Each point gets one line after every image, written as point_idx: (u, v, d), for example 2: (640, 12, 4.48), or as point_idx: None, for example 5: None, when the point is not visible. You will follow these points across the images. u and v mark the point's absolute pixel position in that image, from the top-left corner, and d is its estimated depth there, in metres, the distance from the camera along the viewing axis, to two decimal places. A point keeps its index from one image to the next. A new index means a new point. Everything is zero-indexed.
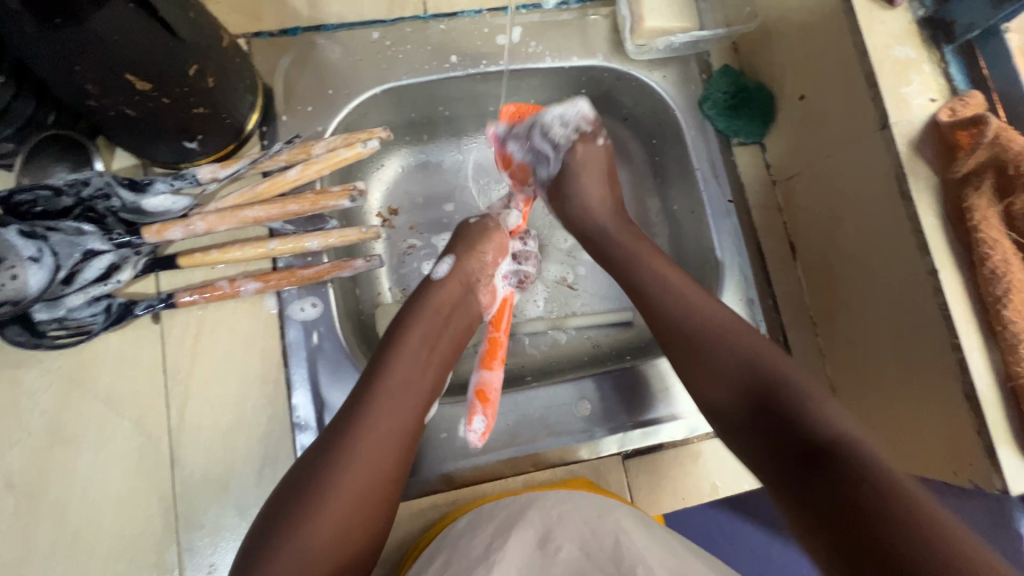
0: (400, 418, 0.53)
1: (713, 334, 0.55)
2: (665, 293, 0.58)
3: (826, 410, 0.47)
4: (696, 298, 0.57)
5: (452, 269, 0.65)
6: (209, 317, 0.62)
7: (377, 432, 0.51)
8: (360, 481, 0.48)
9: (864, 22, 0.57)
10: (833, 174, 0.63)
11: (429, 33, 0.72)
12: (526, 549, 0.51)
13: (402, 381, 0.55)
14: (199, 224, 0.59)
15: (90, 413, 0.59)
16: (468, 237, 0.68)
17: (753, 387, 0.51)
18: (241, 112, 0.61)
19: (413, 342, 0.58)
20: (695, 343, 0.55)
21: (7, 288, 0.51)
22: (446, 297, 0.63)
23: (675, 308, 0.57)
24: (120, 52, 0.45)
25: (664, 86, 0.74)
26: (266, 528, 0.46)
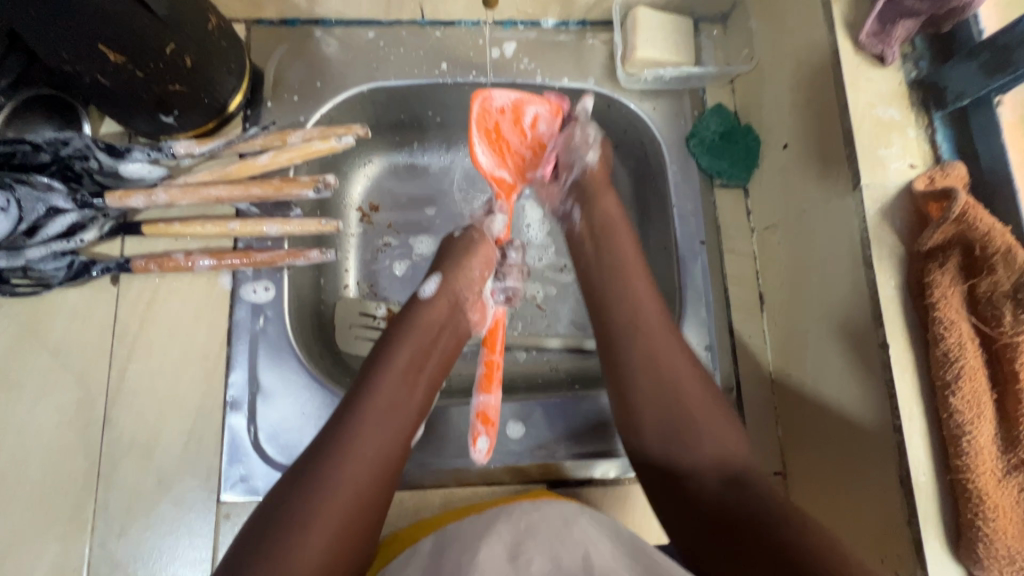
0: (382, 443, 0.51)
1: (663, 346, 0.59)
2: (632, 326, 0.60)
3: (699, 402, 0.56)
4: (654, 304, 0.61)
5: (440, 288, 0.62)
6: (165, 286, 0.64)
7: (357, 455, 0.49)
8: (343, 505, 0.47)
9: (850, 76, 0.55)
10: (805, 228, 0.61)
11: (424, 39, 0.73)
12: (497, 560, 0.48)
13: (385, 398, 0.53)
14: (162, 196, 0.61)
15: (38, 361, 0.61)
16: (453, 251, 0.64)
17: (677, 428, 0.55)
18: (223, 94, 0.63)
19: (398, 360, 0.56)
20: (644, 359, 0.58)
21: None
22: (433, 317, 0.60)
23: (637, 333, 0.59)
24: (92, 24, 0.47)
25: (653, 117, 0.73)
26: (246, 554, 0.44)
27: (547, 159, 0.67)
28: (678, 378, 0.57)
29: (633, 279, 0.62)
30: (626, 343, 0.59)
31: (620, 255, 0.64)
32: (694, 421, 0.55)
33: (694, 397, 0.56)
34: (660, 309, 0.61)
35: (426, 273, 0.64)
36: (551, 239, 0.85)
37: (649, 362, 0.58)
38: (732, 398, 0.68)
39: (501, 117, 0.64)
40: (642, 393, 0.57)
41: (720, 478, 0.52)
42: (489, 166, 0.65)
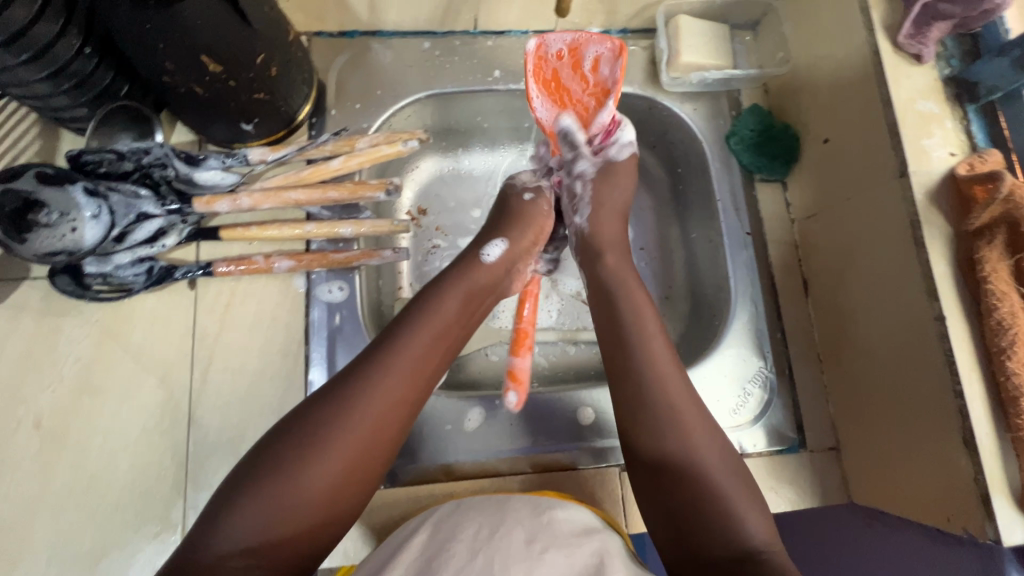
0: (411, 384, 0.51)
1: (682, 411, 0.53)
2: (642, 339, 0.56)
3: (725, 472, 0.51)
4: (678, 377, 0.54)
5: (502, 255, 0.63)
6: (241, 288, 0.66)
7: (378, 400, 0.49)
8: (354, 441, 0.47)
9: (891, 74, 0.60)
10: (849, 216, 0.66)
11: (477, 48, 0.76)
12: (513, 546, 0.48)
13: (416, 353, 0.52)
14: (246, 200, 0.63)
15: (120, 365, 0.62)
16: (519, 222, 0.65)
17: (667, 464, 0.51)
18: (296, 102, 0.65)
19: (438, 314, 0.55)
20: (653, 404, 0.53)
21: (65, 240, 0.55)
22: (485, 275, 0.61)
23: (658, 405, 0.53)
24: (199, 37, 0.50)
25: (694, 118, 0.78)
26: (250, 471, 0.45)
27: (608, 102, 0.68)
28: (700, 459, 0.51)
29: (651, 336, 0.56)
30: (649, 416, 0.52)
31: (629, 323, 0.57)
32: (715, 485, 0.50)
33: (719, 469, 0.51)
34: (681, 376, 0.55)
35: (488, 235, 0.64)
36: None
37: (668, 434, 0.52)
38: (783, 379, 0.71)
39: (563, 65, 0.69)
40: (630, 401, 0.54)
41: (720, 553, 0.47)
42: (548, 119, 0.69)
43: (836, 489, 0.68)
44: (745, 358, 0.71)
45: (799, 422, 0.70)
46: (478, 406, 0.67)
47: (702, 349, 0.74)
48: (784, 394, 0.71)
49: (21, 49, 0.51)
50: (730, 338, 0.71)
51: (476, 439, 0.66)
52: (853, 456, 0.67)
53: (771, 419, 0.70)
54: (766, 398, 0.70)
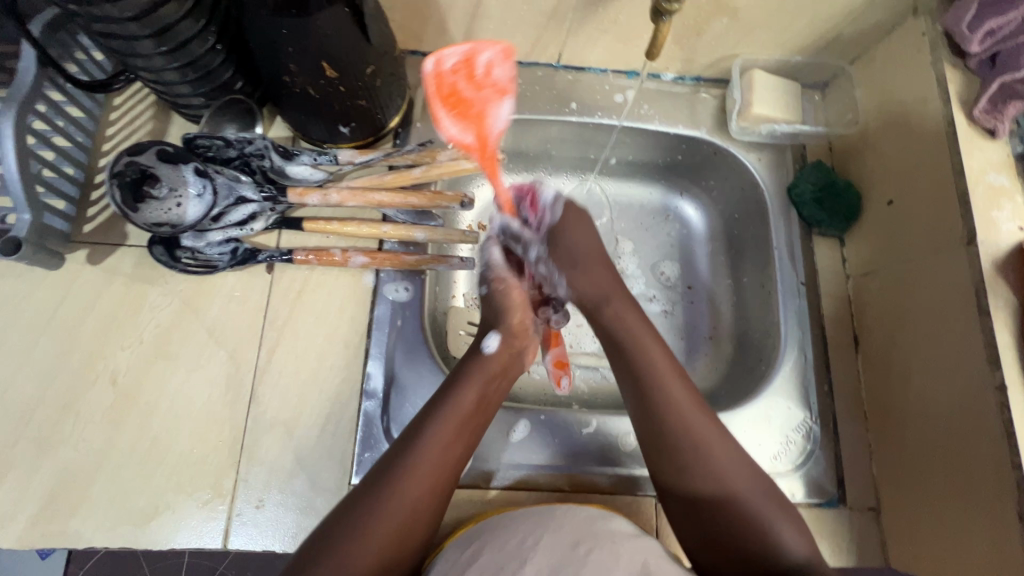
0: (440, 477, 0.53)
1: (693, 422, 0.56)
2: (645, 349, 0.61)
3: (742, 478, 0.55)
4: (683, 391, 0.59)
5: (501, 345, 0.62)
6: (314, 277, 0.69)
7: (400, 503, 0.50)
8: (394, 531, 0.49)
9: (964, 146, 0.62)
10: (908, 277, 0.67)
11: (557, 81, 0.81)
12: (561, 547, 0.50)
13: (438, 450, 0.53)
14: (334, 196, 0.68)
15: (195, 335, 0.66)
16: (504, 304, 0.65)
17: (702, 477, 0.55)
18: (389, 112, 0.70)
19: (453, 413, 0.56)
20: (672, 413, 0.57)
21: (171, 213, 0.62)
22: (498, 360, 0.62)
23: (669, 415, 0.57)
24: (325, 44, 0.55)
25: (758, 167, 0.80)
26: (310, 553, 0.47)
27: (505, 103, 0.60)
28: (717, 466, 0.55)
29: (655, 353, 0.60)
30: (664, 426, 0.57)
31: (639, 341, 0.61)
32: (734, 492, 0.54)
33: (737, 477, 0.54)
34: (682, 379, 0.59)
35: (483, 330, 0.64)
36: (642, 270, 0.89)
37: (683, 443, 0.56)
38: (828, 431, 0.71)
39: (460, 81, 0.58)
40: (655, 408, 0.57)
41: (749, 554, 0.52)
42: (461, 135, 0.60)
43: (874, 552, 0.67)
44: (790, 406, 0.71)
45: (841, 478, 0.69)
46: (524, 419, 0.68)
47: (746, 392, 0.74)
48: (827, 447, 0.70)
49: (166, 41, 0.56)
50: (776, 384, 0.72)
51: (520, 452, 0.67)
52: (896, 520, 0.66)
53: (812, 471, 0.69)
54: (809, 449, 0.70)
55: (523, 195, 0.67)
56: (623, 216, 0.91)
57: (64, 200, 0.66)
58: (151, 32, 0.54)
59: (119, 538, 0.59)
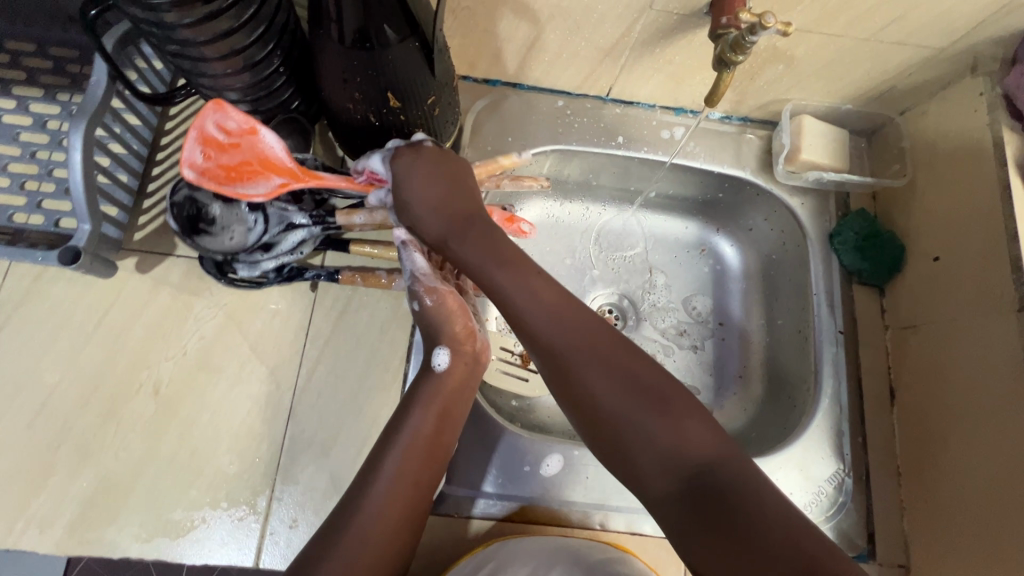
0: (407, 495, 0.51)
1: (635, 377, 0.49)
2: (532, 298, 0.52)
3: (699, 438, 0.47)
4: (604, 351, 0.50)
5: (450, 360, 0.58)
6: (358, 298, 0.70)
7: (373, 527, 0.49)
8: (368, 553, 0.48)
9: (1020, 211, 0.62)
10: (954, 337, 0.66)
11: (605, 114, 0.81)
12: None
13: (407, 466, 0.52)
14: (381, 216, 0.66)
15: (238, 350, 0.67)
16: (438, 319, 0.59)
17: (608, 410, 0.49)
18: (442, 139, 0.71)
19: (414, 429, 0.54)
20: (576, 356, 0.50)
21: (227, 247, 0.62)
22: (456, 371, 0.58)
23: (603, 382, 0.49)
24: (393, 76, 0.56)
25: (800, 211, 0.80)
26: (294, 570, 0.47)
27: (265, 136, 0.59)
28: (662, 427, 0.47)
29: (545, 295, 0.52)
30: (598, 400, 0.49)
31: (546, 310, 0.52)
32: (686, 454, 0.46)
33: (608, 411, 0.49)
34: (561, 304, 0.52)
35: (429, 344, 0.59)
36: (673, 303, 0.89)
37: (604, 405, 0.49)
38: (860, 484, 0.71)
39: (214, 159, 0.58)
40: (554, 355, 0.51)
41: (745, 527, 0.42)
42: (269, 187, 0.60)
43: None
44: (823, 455, 0.71)
45: (873, 532, 0.69)
46: (558, 452, 0.68)
47: (779, 438, 0.74)
48: (860, 500, 0.70)
49: (236, 63, 0.57)
50: (810, 433, 0.72)
51: (551, 485, 0.67)
52: None
53: (843, 523, 0.69)
54: (840, 501, 0.69)
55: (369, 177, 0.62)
56: (658, 248, 0.91)
57: (117, 207, 0.67)
58: (221, 55, 0.55)
59: (153, 549, 0.60)
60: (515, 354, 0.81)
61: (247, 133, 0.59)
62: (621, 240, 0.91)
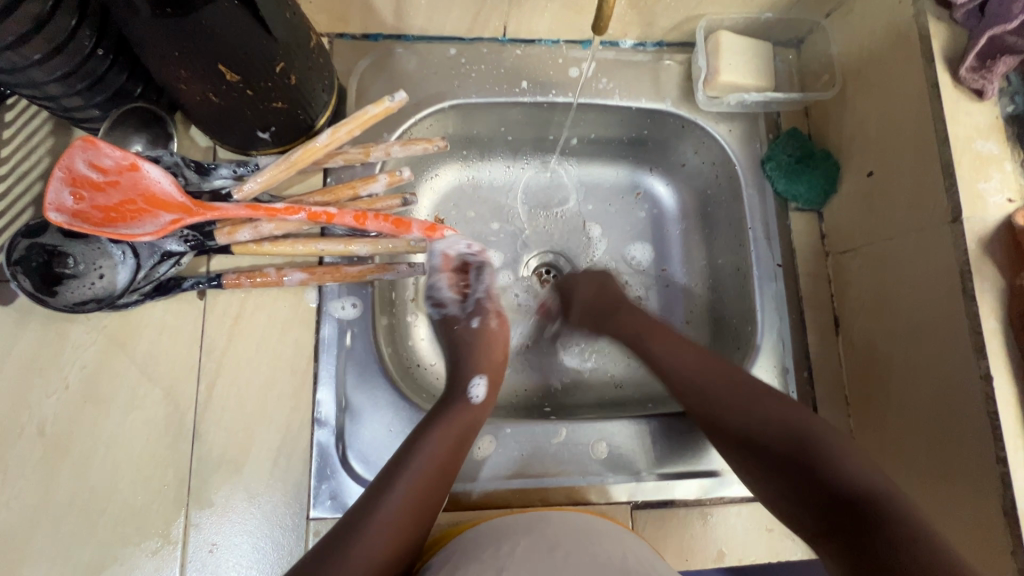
0: (419, 499, 0.54)
1: (739, 383, 0.61)
2: (695, 355, 0.65)
3: (856, 468, 0.52)
4: (766, 404, 0.59)
5: (487, 390, 0.64)
6: (252, 300, 0.63)
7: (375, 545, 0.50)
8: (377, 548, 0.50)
9: (950, 110, 0.56)
10: (893, 256, 0.62)
11: (505, 57, 0.73)
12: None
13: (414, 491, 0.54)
14: (267, 227, 0.60)
15: (127, 375, 0.61)
16: (481, 344, 0.67)
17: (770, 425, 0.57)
18: (316, 109, 0.62)
19: (428, 455, 0.56)
20: (745, 394, 0.60)
21: (96, 287, 0.57)
22: (477, 411, 0.62)
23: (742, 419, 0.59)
24: (216, 44, 0.47)
25: (728, 139, 0.74)
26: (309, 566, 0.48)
27: (152, 169, 0.57)
28: (822, 453, 0.54)
29: (691, 356, 0.65)
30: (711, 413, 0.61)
31: (716, 379, 0.62)
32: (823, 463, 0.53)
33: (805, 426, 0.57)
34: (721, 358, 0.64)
35: (465, 375, 0.65)
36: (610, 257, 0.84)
37: (757, 414, 0.58)
38: None
39: (89, 200, 0.55)
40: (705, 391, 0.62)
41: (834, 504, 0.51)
42: (159, 226, 0.57)
43: None
44: None
45: None
46: (487, 432, 0.65)
47: None
48: None
49: (35, 49, 0.48)
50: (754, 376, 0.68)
51: (486, 468, 0.63)
52: None
53: None
54: None
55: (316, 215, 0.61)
56: (589, 198, 0.85)
57: None
58: (12, 37, 0.46)
59: None
60: None
61: (127, 169, 0.56)
62: (549, 195, 0.85)
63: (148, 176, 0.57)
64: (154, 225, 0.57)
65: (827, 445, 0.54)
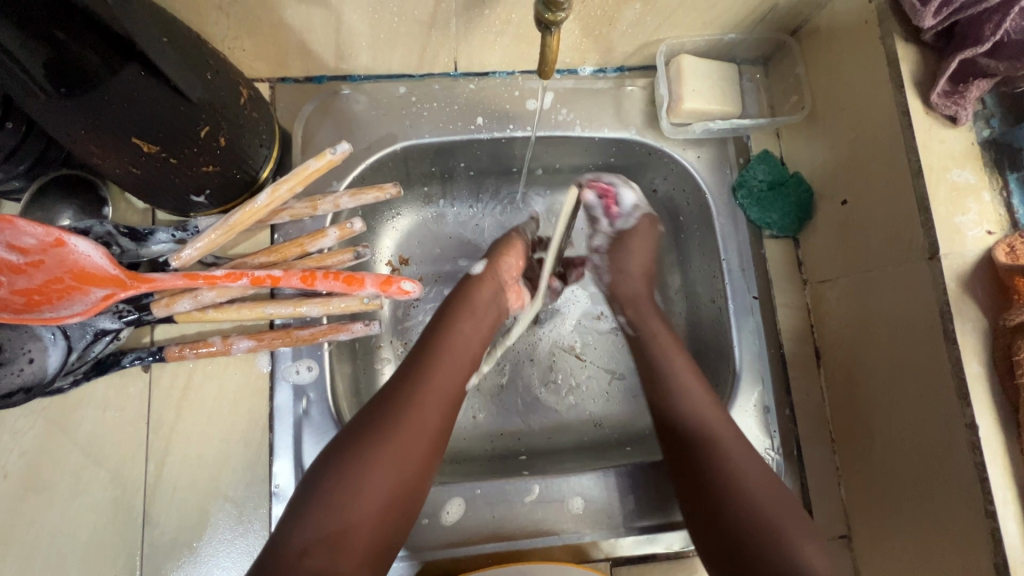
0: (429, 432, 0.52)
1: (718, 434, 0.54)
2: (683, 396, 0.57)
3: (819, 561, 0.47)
4: (757, 469, 0.52)
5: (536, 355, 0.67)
6: (199, 370, 0.60)
7: (407, 422, 0.50)
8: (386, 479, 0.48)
9: (922, 139, 0.53)
10: (871, 290, 0.59)
11: (458, 92, 0.69)
12: None
13: (441, 376, 0.54)
14: (208, 295, 0.57)
15: (69, 459, 0.57)
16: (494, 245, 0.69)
17: (759, 491, 0.50)
18: (255, 166, 0.59)
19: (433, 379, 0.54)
20: (729, 446, 0.53)
21: (25, 373, 0.53)
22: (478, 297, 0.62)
23: (722, 485, 0.51)
24: (126, 118, 0.44)
25: (698, 166, 0.71)
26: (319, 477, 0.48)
27: (78, 242, 0.53)
28: (784, 536, 0.48)
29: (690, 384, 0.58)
30: (693, 464, 0.53)
31: (719, 428, 0.54)
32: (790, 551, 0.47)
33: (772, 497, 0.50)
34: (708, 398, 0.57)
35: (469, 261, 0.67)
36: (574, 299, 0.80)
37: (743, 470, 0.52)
38: (792, 460, 0.65)
39: (8, 283, 0.52)
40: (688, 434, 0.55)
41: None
42: (87, 305, 0.53)
43: None
44: (751, 436, 0.64)
45: (809, 508, 0.63)
46: (456, 494, 0.62)
47: None
48: (793, 477, 0.65)
49: None
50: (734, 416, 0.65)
51: (457, 532, 0.60)
52: (868, 549, 0.61)
53: None
54: None
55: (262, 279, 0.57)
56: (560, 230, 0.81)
57: None
58: None
59: None
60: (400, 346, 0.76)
61: (50, 246, 0.52)
62: None
63: (74, 251, 0.53)
64: (84, 304, 0.53)
65: (788, 530, 0.48)
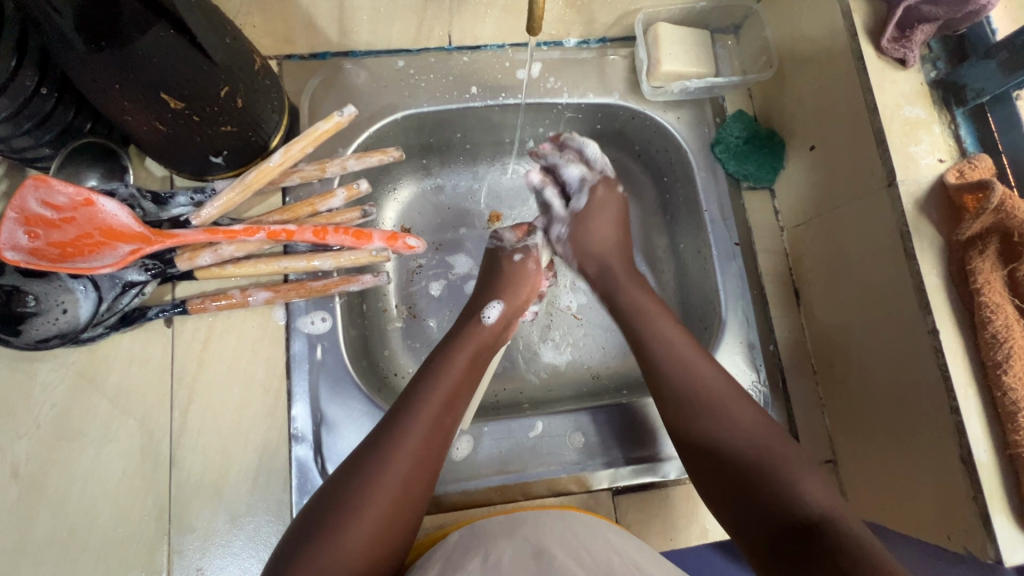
0: (417, 465, 0.53)
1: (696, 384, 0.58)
2: (662, 341, 0.61)
3: (814, 489, 0.49)
4: (749, 411, 0.55)
5: (502, 314, 0.67)
6: (219, 323, 0.64)
7: (399, 458, 0.52)
8: (381, 510, 0.49)
9: (876, 81, 0.58)
10: (839, 225, 0.64)
11: (452, 65, 0.74)
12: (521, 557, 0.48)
13: (436, 411, 0.56)
14: (228, 249, 0.61)
15: (98, 408, 0.61)
16: (507, 278, 0.70)
17: (748, 436, 0.53)
18: (268, 131, 0.63)
19: (425, 410, 0.55)
20: (708, 396, 0.57)
21: (60, 322, 0.58)
22: (482, 333, 0.65)
23: (726, 433, 0.54)
24: (157, 73, 0.48)
25: (678, 127, 0.76)
26: (314, 522, 0.48)
27: (106, 201, 0.57)
28: (784, 467, 0.51)
29: (669, 332, 0.62)
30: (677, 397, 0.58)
31: (701, 375, 0.58)
32: (793, 489, 0.49)
33: (753, 434, 0.53)
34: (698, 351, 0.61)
35: (487, 298, 0.69)
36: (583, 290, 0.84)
37: (735, 412, 0.55)
38: (778, 392, 0.69)
39: (44, 237, 0.56)
40: (666, 388, 0.59)
41: (780, 525, 0.47)
42: (117, 260, 0.58)
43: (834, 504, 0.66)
44: (738, 371, 0.69)
45: (796, 435, 0.68)
46: (465, 432, 0.66)
47: None
48: (779, 407, 0.69)
49: None
50: (722, 353, 0.69)
51: (465, 468, 0.64)
52: (852, 468, 0.65)
53: None
54: None
55: (279, 234, 0.62)
56: None
57: None
58: None
59: None
60: (398, 312, 0.79)
61: (81, 205, 0.57)
62: (511, 196, 0.86)
63: (104, 211, 0.57)
64: (113, 258, 0.58)
65: (789, 465, 0.51)
